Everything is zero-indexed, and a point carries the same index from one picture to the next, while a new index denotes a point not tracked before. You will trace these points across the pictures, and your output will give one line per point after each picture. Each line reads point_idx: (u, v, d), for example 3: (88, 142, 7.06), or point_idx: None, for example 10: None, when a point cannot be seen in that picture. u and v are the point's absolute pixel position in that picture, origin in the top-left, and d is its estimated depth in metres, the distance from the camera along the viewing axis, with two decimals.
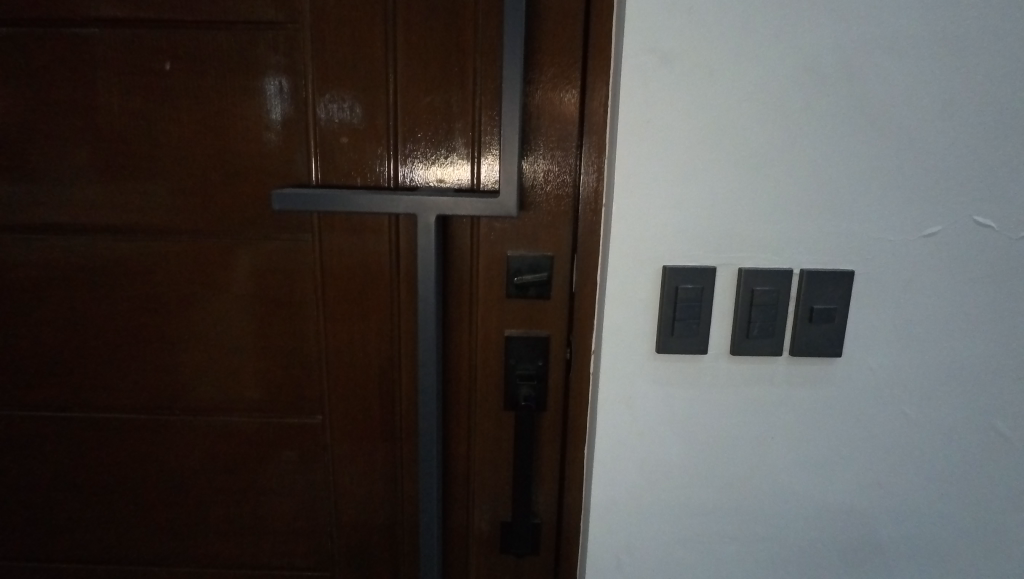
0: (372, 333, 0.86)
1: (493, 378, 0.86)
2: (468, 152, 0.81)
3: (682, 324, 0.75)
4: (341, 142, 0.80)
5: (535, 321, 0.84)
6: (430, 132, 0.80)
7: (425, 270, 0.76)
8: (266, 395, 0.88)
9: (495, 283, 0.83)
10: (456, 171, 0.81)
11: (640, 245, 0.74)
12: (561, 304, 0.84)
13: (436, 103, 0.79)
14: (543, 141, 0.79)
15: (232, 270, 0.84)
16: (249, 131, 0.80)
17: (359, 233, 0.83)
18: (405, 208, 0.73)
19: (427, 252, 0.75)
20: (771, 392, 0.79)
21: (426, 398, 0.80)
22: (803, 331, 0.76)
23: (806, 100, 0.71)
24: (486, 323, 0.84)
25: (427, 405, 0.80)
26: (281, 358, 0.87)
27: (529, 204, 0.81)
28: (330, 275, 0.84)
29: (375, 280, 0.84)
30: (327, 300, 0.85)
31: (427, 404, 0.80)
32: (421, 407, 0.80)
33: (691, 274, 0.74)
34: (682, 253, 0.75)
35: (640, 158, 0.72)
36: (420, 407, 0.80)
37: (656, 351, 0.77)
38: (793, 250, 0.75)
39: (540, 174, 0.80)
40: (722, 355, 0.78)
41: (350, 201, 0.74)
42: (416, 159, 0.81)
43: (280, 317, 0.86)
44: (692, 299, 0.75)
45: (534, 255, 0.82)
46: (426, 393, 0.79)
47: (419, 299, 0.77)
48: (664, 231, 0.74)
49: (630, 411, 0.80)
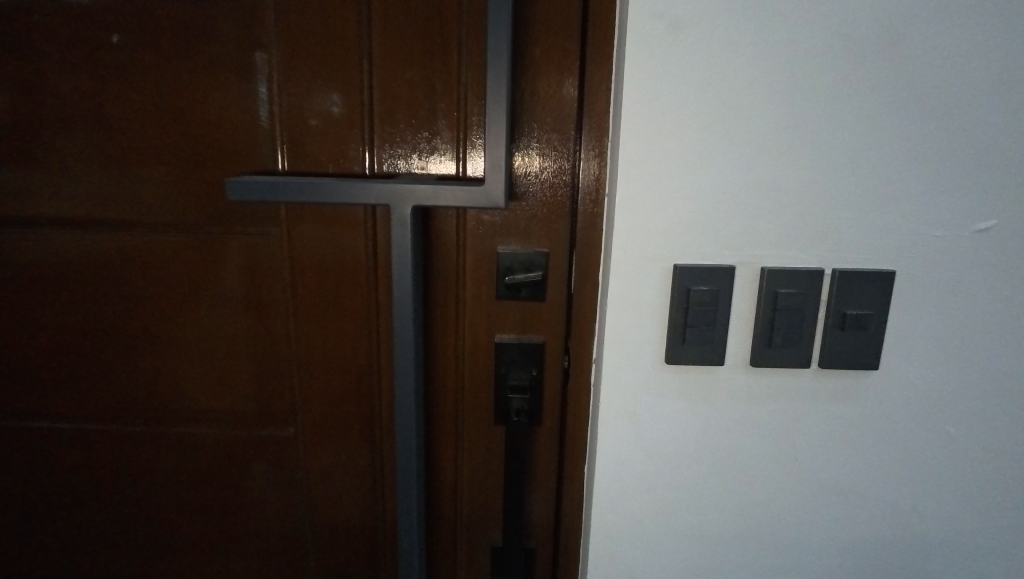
0: (349, 339, 0.78)
1: (482, 387, 0.78)
2: (453, 136, 0.71)
3: (693, 332, 0.66)
4: (310, 124, 0.71)
5: (528, 326, 0.75)
6: (410, 114, 0.71)
7: (402, 268, 0.67)
8: (236, 404, 0.81)
9: (483, 283, 0.74)
10: (439, 158, 0.72)
11: (648, 243, 0.65)
12: (558, 307, 0.74)
13: (416, 80, 0.70)
14: (537, 124, 0.70)
15: (197, 268, 0.76)
16: (208, 112, 0.72)
17: (333, 227, 0.74)
18: (377, 198, 0.64)
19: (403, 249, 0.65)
20: (796, 408, 0.70)
21: (405, 412, 0.72)
22: (833, 339, 0.67)
23: (842, 74, 0.61)
24: (473, 328, 0.75)
25: (406, 419, 0.72)
26: (251, 364, 0.79)
27: (521, 194, 0.71)
28: (301, 274, 0.75)
29: (352, 279, 0.75)
30: (298, 302, 0.76)
31: (406, 419, 0.72)
32: (399, 421, 0.72)
33: (705, 274, 0.65)
34: (695, 251, 0.65)
35: (646, 140, 0.63)
36: (399, 422, 0.72)
37: (665, 361, 0.68)
38: (824, 248, 0.65)
39: (534, 161, 0.71)
40: (740, 366, 0.68)
41: (314, 189, 0.64)
42: (395, 145, 0.72)
43: (249, 320, 0.78)
44: (706, 303, 0.65)
45: (527, 252, 0.72)
46: (406, 406, 0.71)
47: (395, 302, 0.68)
48: (674, 225, 0.64)
49: (634, 427, 0.71)
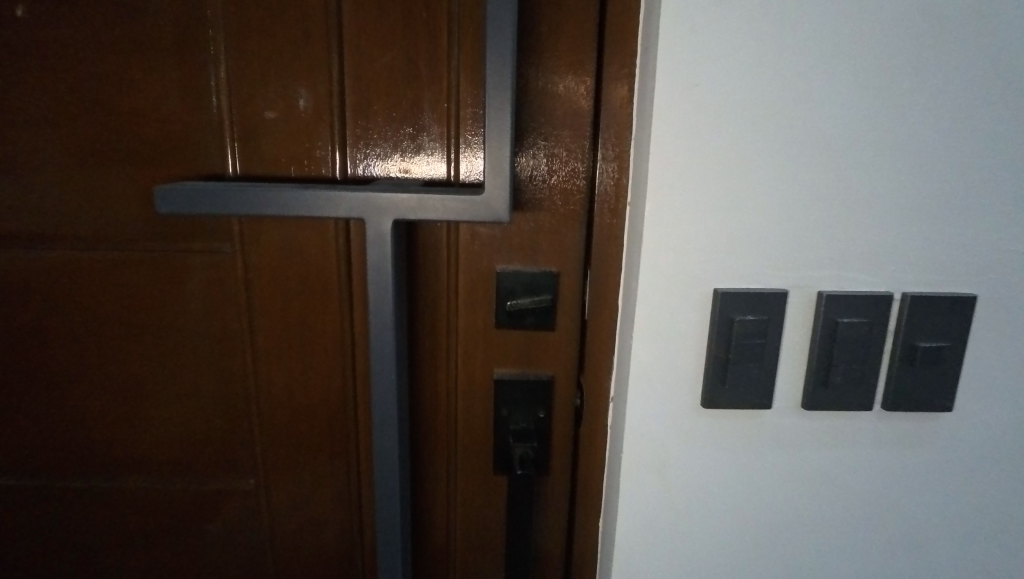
0: (319, 376, 0.65)
1: (478, 431, 0.65)
2: (442, 132, 0.59)
3: (735, 371, 0.55)
4: (267, 118, 0.58)
5: (533, 359, 0.63)
6: (390, 105, 0.58)
7: (380, 296, 0.54)
8: (185, 453, 0.68)
9: (480, 309, 0.62)
10: (426, 159, 0.59)
11: (683, 262, 0.53)
12: (569, 337, 0.62)
13: (397, 64, 0.57)
14: (545, 118, 0.58)
15: (133, 293, 0.63)
16: (140, 103, 0.58)
17: (298, 242, 0.61)
18: (350, 211, 0.51)
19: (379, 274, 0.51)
20: (857, 457, 0.58)
21: (386, 468, 0.59)
22: (901, 378, 0.56)
23: (923, 56, 0.50)
24: (468, 362, 0.63)
25: (387, 476, 0.59)
26: (202, 406, 0.66)
27: (526, 202, 0.59)
28: (260, 299, 0.62)
29: (322, 304, 0.63)
30: (258, 333, 0.64)
31: (387, 476, 0.59)
32: (380, 477, 0.59)
33: (751, 301, 0.53)
34: (740, 273, 0.54)
35: (682, 137, 0.51)
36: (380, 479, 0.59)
37: (702, 404, 0.56)
38: (893, 268, 0.54)
39: (541, 162, 0.58)
40: (790, 409, 0.57)
41: (267, 200, 0.51)
42: (372, 143, 0.59)
43: (199, 355, 0.65)
44: (753, 336, 0.54)
45: (532, 272, 0.60)
46: (387, 461, 0.59)
47: (372, 336, 0.55)
48: (715, 242, 0.53)
49: (663, 482, 0.59)
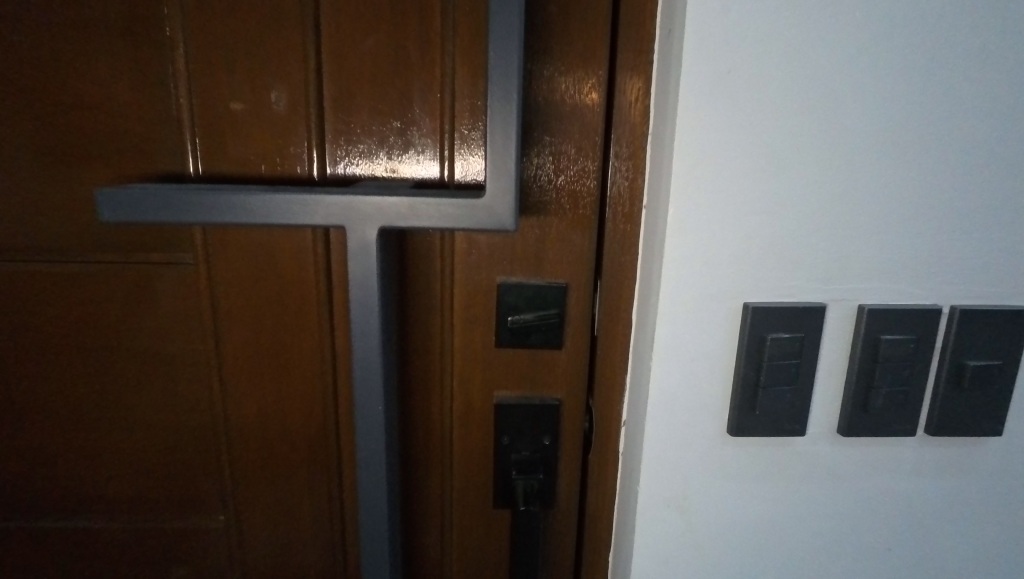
0: (296, 402, 0.58)
1: (477, 461, 0.59)
2: (435, 126, 0.52)
3: (767, 395, 0.49)
4: (233, 110, 0.51)
5: (538, 380, 0.57)
6: (374, 96, 0.51)
7: (364, 318, 0.45)
8: (145, 489, 0.60)
9: (479, 325, 0.55)
10: (416, 157, 0.52)
11: (709, 275, 0.47)
12: (578, 355, 0.56)
13: (383, 48, 0.50)
14: (551, 111, 0.51)
15: (81, 310, 0.55)
16: (86, 92, 0.50)
17: (271, 252, 0.54)
18: (329, 219, 0.43)
19: (364, 292, 0.44)
20: (897, 487, 0.53)
21: (373, 521, 0.50)
22: (948, 400, 0.50)
23: (981, 41, 0.44)
24: (465, 384, 0.56)
25: (374, 529, 0.50)
26: (164, 436, 0.58)
27: (530, 206, 0.53)
28: (229, 317, 0.55)
29: (299, 321, 0.55)
30: (226, 355, 0.56)
31: (374, 528, 0.50)
32: (366, 531, 0.50)
33: (785, 318, 0.48)
34: (773, 285, 0.48)
35: (710, 133, 0.44)
36: (365, 533, 0.50)
37: (730, 432, 0.50)
38: (941, 278, 0.48)
39: (547, 160, 0.52)
40: (826, 435, 0.51)
41: (230, 206, 0.43)
42: (354, 138, 0.52)
43: (159, 381, 0.57)
44: (787, 356, 0.48)
45: (537, 284, 0.54)
46: (374, 512, 0.49)
47: (355, 367, 0.46)
48: (747, 250, 0.47)
49: (685, 517, 0.53)
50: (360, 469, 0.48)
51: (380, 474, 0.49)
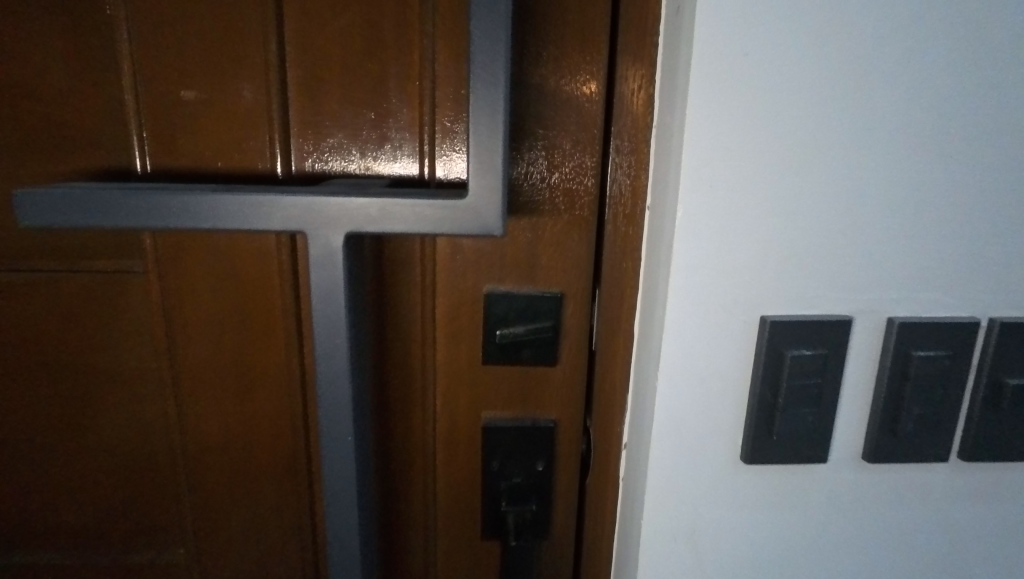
0: (262, 425, 0.52)
1: (463, 487, 0.53)
2: (413, 118, 0.46)
3: (786, 418, 0.44)
4: (184, 99, 0.45)
5: (531, 399, 0.51)
6: (345, 83, 0.45)
7: (329, 336, 0.39)
8: (96, 521, 0.54)
9: (464, 340, 0.49)
10: (393, 152, 0.46)
11: (722, 284, 0.42)
12: (575, 372, 0.51)
13: (353, 29, 0.44)
14: (544, 101, 0.45)
15: (18, 325, 0.49)
16: (17, 79, 0.44)
17: (231, 258, 0.48)
18: (287, 224, 0.37)
19: (328, 306, 0.38)
20: (927, 517, 0.48)
21: (343, 562, 0.44)
22: (985, 422, 0.45)
23: None
24: (450, 404, 0.51)
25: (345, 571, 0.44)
26: (116, 463, 0.53)
27: (521, 207, 0.47)
28: (185, 332, 0.49)
29: (264, 336, 0.50)
30: (182, 374, 0.50)
31: (345, 569, 0.44)
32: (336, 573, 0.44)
33: (807, 333, 0.42)
34: (794, 296, 0.42)
35: (724, 124, 0.39)
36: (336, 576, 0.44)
37: (745, 459, 0.45)
38: (979, 287, 0.43)
39: (540, 156, 0.46)
40: (850, 461, 0.46)
41: (172, 208, 0.37)
42: (323, 131, 0.46)
43: (108, 402, 0.51)
44: (809, 376, 0.43)
45: (529, 294, 0.48)
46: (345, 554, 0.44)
47: (321, 392, 0.40)
48: (765, 257, 0.41)
49: (694, 552, 0.48)
50: (328, 506, 0.43)
51: (351, 512, 0.43)
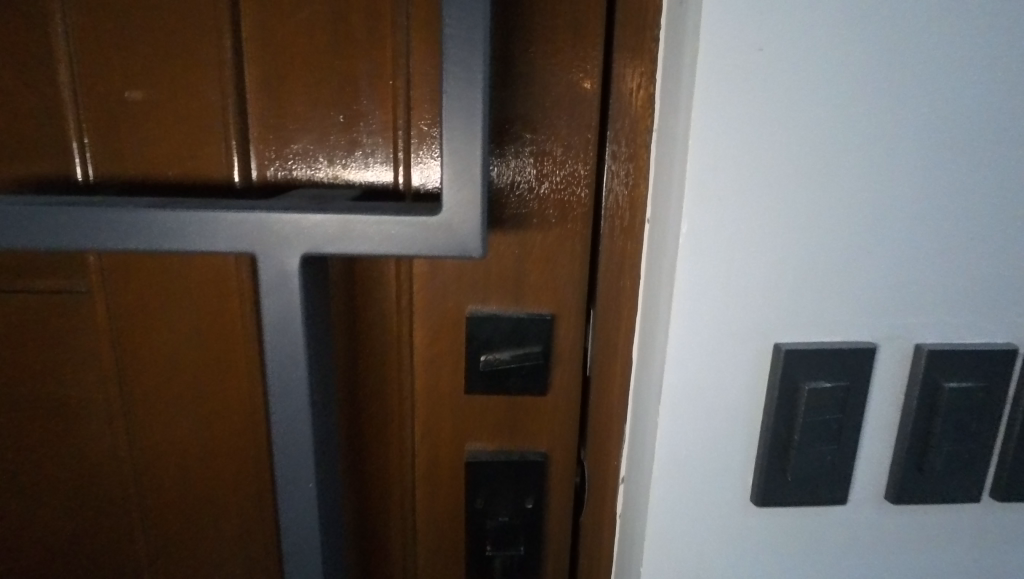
0: (223, 458, 0.47)
1: (445, 526, 0.48)
2: (387, 121, 0.41)
3: (802, 457, 0.39)
4: (129, 99, 0.40)
5: (519, 430, 0.47)
6: (310, 82, 0.40)
7: (285, 371, 0.34)
8: (43, 561, 0.49)
9: (445, 366, 0.45)
10: (364, 159, 0.42)
11: (731, 307, 0.37)
12: (568, 401, 0.46)
13: (319, 21, 0.39)
14: (533, 101, 0.41)
15: None
16: None
17: (185, 276, 0.43)
18: (235, 242, 0.32)
19: (284, 336, 0.33)
20: (955, 561, 0.43)
21: None
22: (1021, 460, 0.41)
23: None
24: (430, 435, 0.46)
25: None
26: (63, 499, 0.48)
27: (507, 220, 0.42)
28: (136, 356, 0.44)
29: (224, 361, 0.45)
30: (135, 402, 0.45)
31: None
32: None
33: (826, 362, 0.38)
34: (812, 320, 0.38)
35: (735, 128, 0.34)
36: None
37: (756, 501, 0.40)
38: (1017, 311, 0.39)
39: (528, 163, 0.42)
40: (871, 502, 0.42)
41: (104, 225, 0.32)
42: (286, 135, 0.41)
43: (52, 433, 0.46)
44: (828, 410, 0.39)
45: (517, 316, 0.44)
46: None
47: (276, 435, 0.35)
48: (780, 277, 0.37)
49: None
50: (287, 562, 0.37)
51: (313, 569, 0.37)
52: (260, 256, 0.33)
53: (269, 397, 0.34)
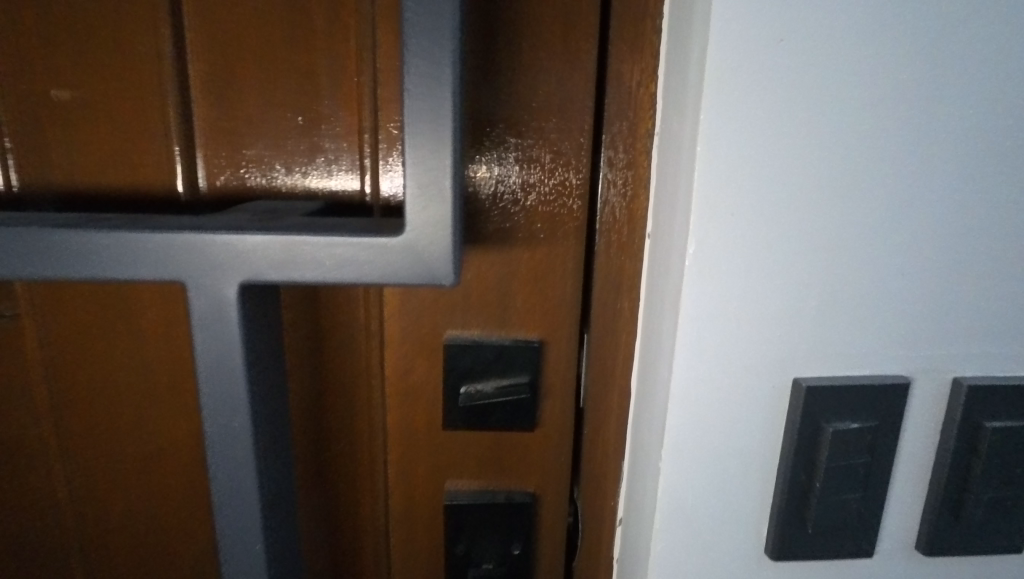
0: (175, 499, 0.42)
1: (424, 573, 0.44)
2: (352, 123, 0.36)
3: (824, 506, 0.34)
4: (58, 99, 0.35)
5: (505, 468, 0.42)
6: (263, 79, 0.35)
7: (225, 417, 0.29)
8: None
9: (422, 398, 0.40)
10: (326, 167, 0.37)
11: (744, 338, 0.32)
12: (559, 436, 0.41)
13: (272, 10, 0.34)
14: (518, 101, 0.36)
15: None
16: None
17: (126, 299, 0.38)
18: (161, 269, 0.27)
19: (221, 378, 0.28)
20: None
21: None
22: None
23: None
24: (406, 475, 0.41)
25: None
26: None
27: (490, 235, 0.38)
28: (73, 388, 0.40)
29: (173, 393, 0.40)
30: (74, 439, 0.41)
31: None
32: None
33: (852, 400, 0.33)
34: (837, 352, 0.33)
35: (751, 133, 0.29)
36: None
37: (772, 556, 0.36)
38: None
39: (513, 171, 0.37)
40: (900, 553, 0.37)
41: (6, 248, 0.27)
42: (237, 140, 0.36)
43: None
44: (854, 453, 0.34)
45: (501, 343, 0.39)
46: None
47: (217, 489, 0.30)
48: (802, 304, 0.32)
49: None
50: None
51: None
52: (192, 284, 0.28)
53: (207, 446, 0.29)
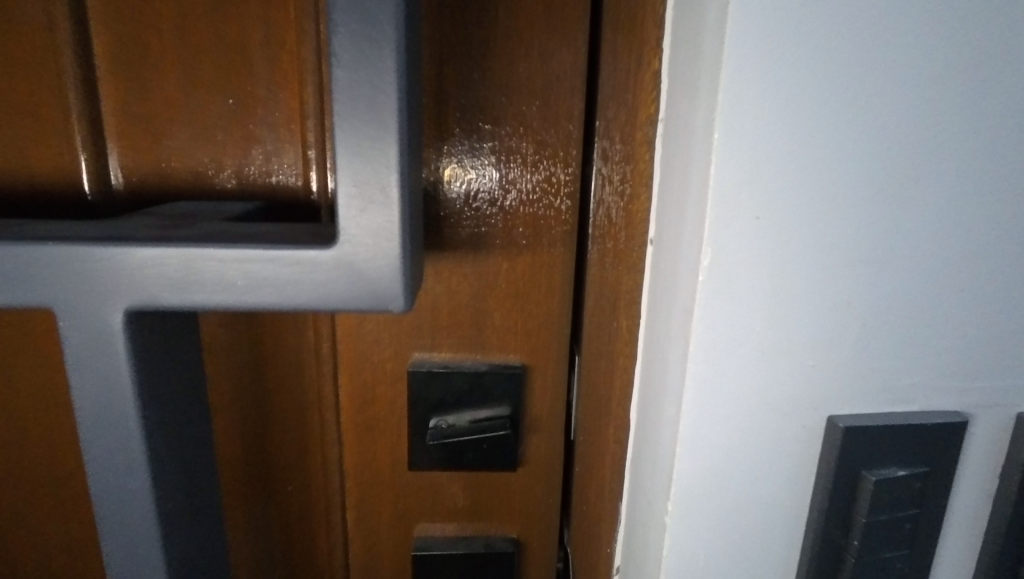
0: None
1: None
2: (293, 108, 0.30)
3: (863, 567, 0.29)
4: None
5: (485, 512, 0.36)
6: (183, 54, 0.29)
7: (123, 475, 0.23)
8: None
9: (384, 433, 0.34)
10: (264, 160, 0.31)
11: (767, 370, 0.26)
12: (547, 475, 0.35)
13: None
14: (493, 81, 0.30)
15: None
16: None
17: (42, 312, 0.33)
18: (24, 292, 0.21)
19: (118, 427, 0.23)
20: None
21: None
22: None
23: None
24: (368, 521, 0.35)
25: None
26: None
27: (462, 241, 0.32)
28: None
29: None
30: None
31: None
32: None
33: (897, 442, 0.28)
34: (880, 384, 0.27)
35: (780, 117, 0.23)
36: None
37: None
38: None
39: (489, 165, 0.31)
40: None
41: None
42: (155, 130, 0.30)
43: None
44: (899, 504, 0.28)
45: (477, 369, 0.33)
46: None
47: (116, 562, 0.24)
48: (839, 327, 0.26)
49: None
50: None
51: None
52: (71, 311, 0.22)
53: (103, 511, 0.24)
